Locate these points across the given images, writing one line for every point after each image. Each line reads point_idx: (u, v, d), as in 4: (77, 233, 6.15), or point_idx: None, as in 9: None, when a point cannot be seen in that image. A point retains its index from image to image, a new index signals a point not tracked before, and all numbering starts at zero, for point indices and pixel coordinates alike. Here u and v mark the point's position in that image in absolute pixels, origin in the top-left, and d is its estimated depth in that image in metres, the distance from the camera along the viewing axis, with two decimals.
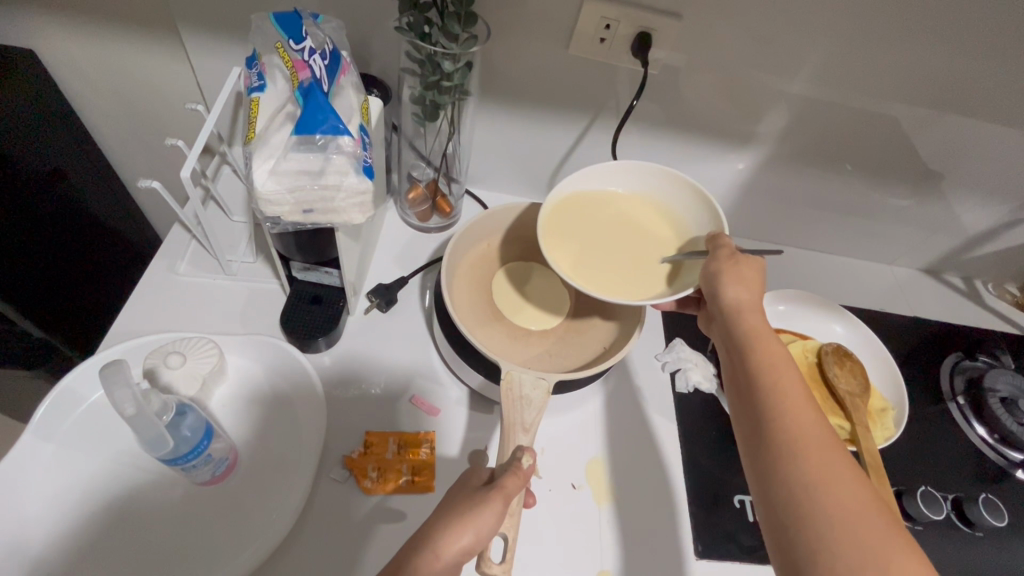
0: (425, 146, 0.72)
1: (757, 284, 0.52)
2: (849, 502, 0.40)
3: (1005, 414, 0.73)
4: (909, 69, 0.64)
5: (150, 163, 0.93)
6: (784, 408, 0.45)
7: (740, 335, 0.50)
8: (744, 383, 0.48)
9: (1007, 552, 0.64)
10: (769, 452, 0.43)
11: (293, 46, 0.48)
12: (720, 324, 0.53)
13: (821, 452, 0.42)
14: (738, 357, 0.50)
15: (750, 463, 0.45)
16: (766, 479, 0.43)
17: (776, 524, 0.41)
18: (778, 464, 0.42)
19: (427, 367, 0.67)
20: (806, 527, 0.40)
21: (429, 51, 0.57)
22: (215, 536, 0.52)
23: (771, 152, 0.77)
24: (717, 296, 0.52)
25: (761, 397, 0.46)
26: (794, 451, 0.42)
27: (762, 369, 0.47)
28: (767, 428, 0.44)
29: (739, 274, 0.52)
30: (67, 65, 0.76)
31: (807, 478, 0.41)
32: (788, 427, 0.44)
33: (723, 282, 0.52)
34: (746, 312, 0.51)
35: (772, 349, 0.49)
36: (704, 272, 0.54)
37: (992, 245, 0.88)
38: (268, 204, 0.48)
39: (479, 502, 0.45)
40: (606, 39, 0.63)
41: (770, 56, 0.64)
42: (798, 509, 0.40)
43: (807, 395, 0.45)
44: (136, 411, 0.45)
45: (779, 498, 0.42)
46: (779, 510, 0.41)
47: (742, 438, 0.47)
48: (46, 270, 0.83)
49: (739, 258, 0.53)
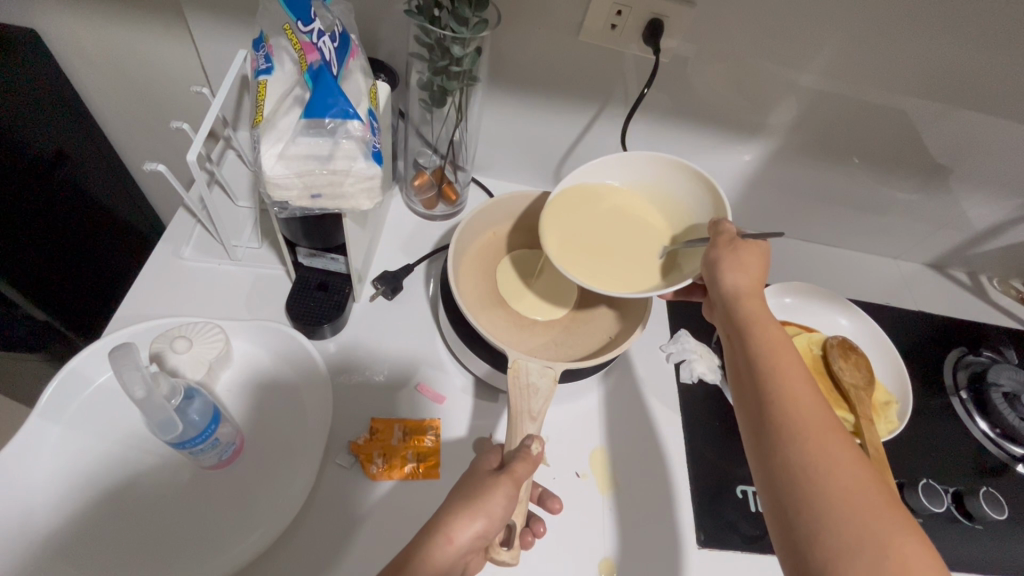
0: (432, 133, 0.71)
1: (757, 269, 0.52)
2: (848, 482, 0.40)
3: (1007, 408, 0.73)
4: (922, 62, 0.63)
5: (153, 147, 0.93)
6: (783, 391, 0.45)
7: (739, 319, 0.50)
8: (744, 369, 0.48)
9: (1004, 545, 0.65)
10: (768, 435, 0.44)
11: (301, 27, 0.47)
12: (720, 310, 0.52)
13: (821, 435, 0.42)
14: (739, 341, 0.49)
15: (751, 445, 0.46)
16: (767, 464, 0.43)
17: (777, 507, 0.42)
18: (778, 446, 0.43)
19: (431, 355, 0.67)
20: (805, 508, 0.40)
21: (439, 36, 0.57)
22: (220, 519, 0.53)
23: (780, 144, 0.76)
24: (718, 283, 0.52)
25: (760, 382, 0.46)
26: (793, 434, 0.42)
27: (761, 353, 0.47)
28: (767, 412, 0.44)
29: (739, 259, 0.52)
30: (69, 46, 0.75)
31: (806, 461, 0.41)
32: (787, 410, 0.44)
33: (721, 269, 0.52)
34: (746, 298, 0.51)
35: (771, 333, 0.48)
36: (704, 260, 0.54)
37: (999, 240, 0.87)
38: (276, 188, 0.48)
39: (490, 486, 0.46)
40: (617, 26, 0.62)
41: (782, 46, 0.63)
42: (797, 491, 0.41)
43: (806, 378, 0.45)
44: (145, 394, 0.45)
45: (779, 479, 0.42)
46: (779, 494, 0.42)
47: (743, 421, 0.47)
48: (48, 253, 0.82)
49: (738, 244, 0.53)
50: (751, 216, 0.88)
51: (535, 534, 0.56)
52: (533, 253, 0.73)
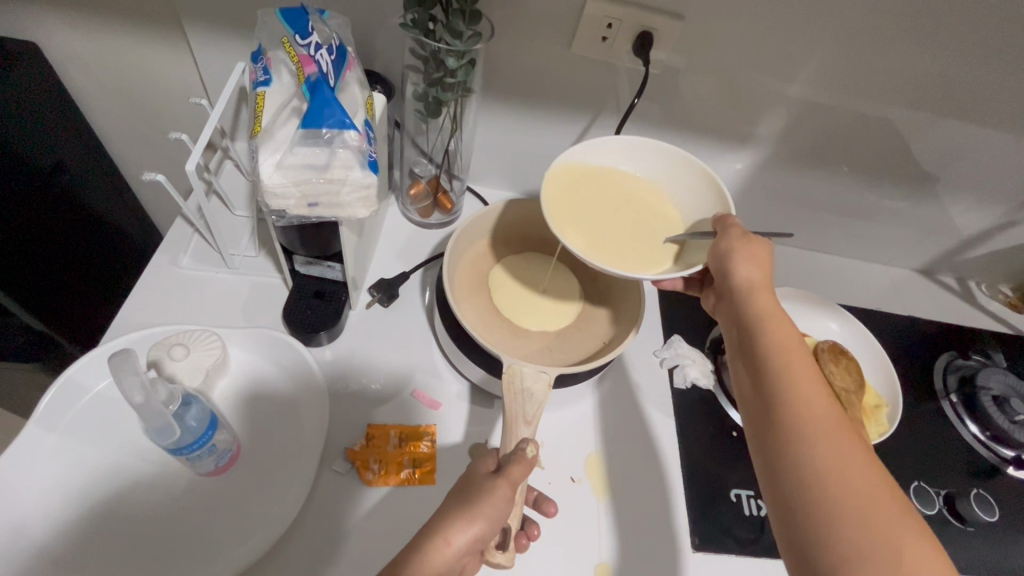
0: (427, 143, 0.73)
1: (767, 265, 0.54)
2: (859, 483, 0.40)
3: (997, 413, 0.74)
4: (904, 73, 0.65)
5: (151, 158, 0.94)
6: (791, 384, 0.45)
7: (750, 316, 0.51)
8: (754, 365, 0.49)
9: (996, 546, 0.66)
10: (778, 431, 0.44)
11: (298, 40, 0.49)
12: (731, 306, 0.53)
13: (829, 427, 0.43)
14: (749, 339, 0.50)
15: (757, 444, 0.46)
16: (775, 463, 0.44)
17: (777, 495, 0.43)
18: (788, 445, 0.43)
19: (427, 361, 0.67)
20: (809, 497, 0.41)
21: (434, 48, 0.58)
22: (216, 528, 0.53)
23: (768, 152, 0.78)
24: (727, 275, 0.53)
25: (771, 380, 0.46)
26: (800, 424, 0.43)
27: (770, 346, 0.48)
28: (774, 402, 0.45)
29: (751, 253, 0.53)
30: (70, 59, 0.77)
31: (817, 463, 0.41)
32: (799, 409, 0.44)
33: (734, 261, 0.53)
34: (756, 294, 0.52)
35: (780, 328, 0.50)
36: (714, 251, 0.55)
37: (987, 246, 0.89)
38: (274, 196, 0.49)
39: (486, 490, 0.46)
40: (608, 38, 0.63)
41: (769, 58, 0.65)
42: (806, 489, 0.41)
43: (816, 372, 0.46)
44: (145, 400, 0.46)
45: (786, 478, 0.43)
46: (782, 484, 0.43)
47: (750, 419, 0.48)
48: (45, 263, 0.83)
49: (750, 238, 0.54)
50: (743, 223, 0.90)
51: (530, 537, 0.56)
52: (527, 259, 0.75)
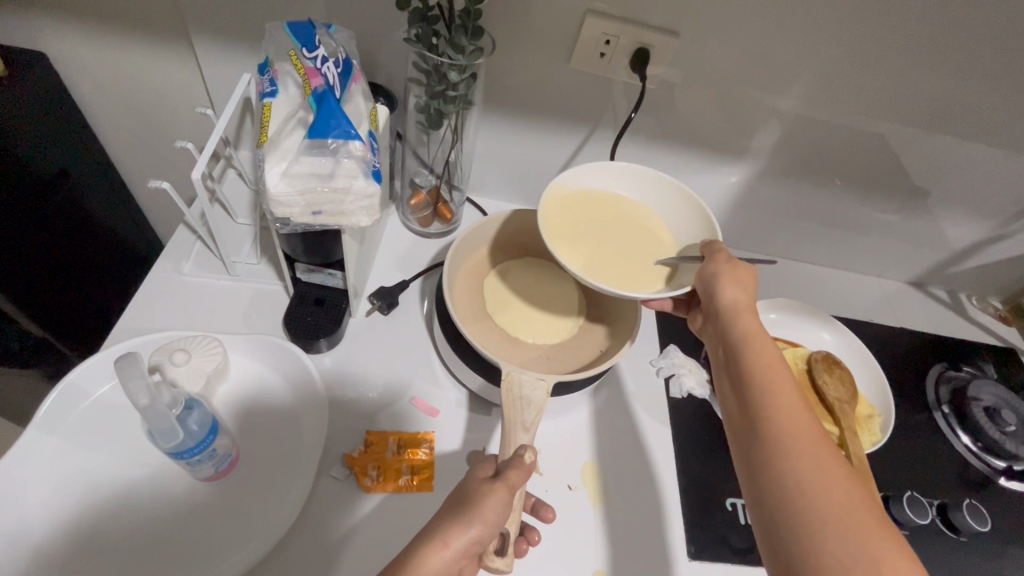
0: (428, 154, 0.74)
1: (751, 287, 0.55)
2: (837, 496, 0.41)
3: (988, 423, 0.75)
4: (892, 89, 0.67)
5: (154, 166, 0.94)
6: (772, 399, 0.47)
7: (735, 334, 0.52)
8: (738, 383, 0.50)
9: (989, 556, 0.66)
10: (761, 446, 0.45)
11: (306, 53, 0.50)
12: (716, 324, 0.55)
13: (808, 444, 0.44)
14: (734, 357, 0.51)
15: (741, 459, 0.47)
16: (758, 479, 0.44)
17: (760, 510, 0.44)
18: (771, 460, 0.44)
19: (425, 369, 0.68)
20: (791, 510, 0.41)
21: (437, 62, 0.59)
22: (212, 534, 0.53)
23: (762, 166, 0.79)
24: (713, 296, 0.55)
25: (755, 396, 0.47)
26: (781, 438, 0.44)
27: (752, 365, 0.49)
28: (757, 417, 0.46)
29: (736, 276, 0.55)
30: (78, 68, 0.78)
31: (798, 477, 0.42)
32: (781, 425, 0.45)
33: (720, 284, 0.54)
34: (740, 313, 0.53)
35: (763, 346, 0.51)
36: (701, 273, 0.56)
37: (976, 259, 0.90)
38: (279, 204, 0.50)
39: (485, 492, 0.47)
40: (606, 54, 0.65)
41: (762, 74, 0.66)
42: (788, 503, 0.42)
43: (796, 391, 0.47)
44: (149, 402, 0.47)
45: (769, 492, 0.43)
46: (766, 500, 0.43)
47: (734, 436, 0.49)
48: (46, 268, 0.83)
49: (735, 263, 0.56)
50: (738, 234, 0.91)
51: (529, 543, 0.57)
52: (524, 266, 0.76)
